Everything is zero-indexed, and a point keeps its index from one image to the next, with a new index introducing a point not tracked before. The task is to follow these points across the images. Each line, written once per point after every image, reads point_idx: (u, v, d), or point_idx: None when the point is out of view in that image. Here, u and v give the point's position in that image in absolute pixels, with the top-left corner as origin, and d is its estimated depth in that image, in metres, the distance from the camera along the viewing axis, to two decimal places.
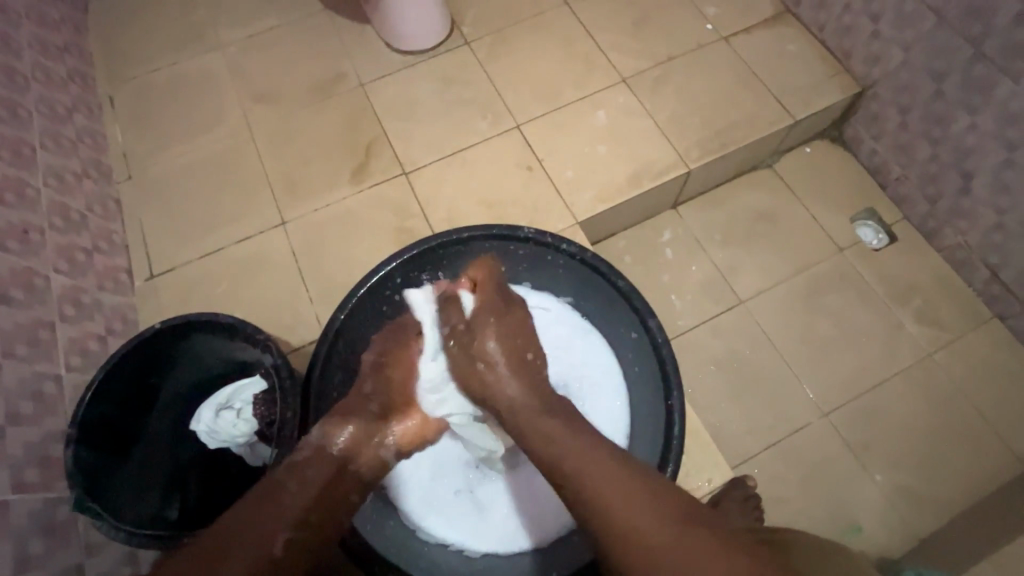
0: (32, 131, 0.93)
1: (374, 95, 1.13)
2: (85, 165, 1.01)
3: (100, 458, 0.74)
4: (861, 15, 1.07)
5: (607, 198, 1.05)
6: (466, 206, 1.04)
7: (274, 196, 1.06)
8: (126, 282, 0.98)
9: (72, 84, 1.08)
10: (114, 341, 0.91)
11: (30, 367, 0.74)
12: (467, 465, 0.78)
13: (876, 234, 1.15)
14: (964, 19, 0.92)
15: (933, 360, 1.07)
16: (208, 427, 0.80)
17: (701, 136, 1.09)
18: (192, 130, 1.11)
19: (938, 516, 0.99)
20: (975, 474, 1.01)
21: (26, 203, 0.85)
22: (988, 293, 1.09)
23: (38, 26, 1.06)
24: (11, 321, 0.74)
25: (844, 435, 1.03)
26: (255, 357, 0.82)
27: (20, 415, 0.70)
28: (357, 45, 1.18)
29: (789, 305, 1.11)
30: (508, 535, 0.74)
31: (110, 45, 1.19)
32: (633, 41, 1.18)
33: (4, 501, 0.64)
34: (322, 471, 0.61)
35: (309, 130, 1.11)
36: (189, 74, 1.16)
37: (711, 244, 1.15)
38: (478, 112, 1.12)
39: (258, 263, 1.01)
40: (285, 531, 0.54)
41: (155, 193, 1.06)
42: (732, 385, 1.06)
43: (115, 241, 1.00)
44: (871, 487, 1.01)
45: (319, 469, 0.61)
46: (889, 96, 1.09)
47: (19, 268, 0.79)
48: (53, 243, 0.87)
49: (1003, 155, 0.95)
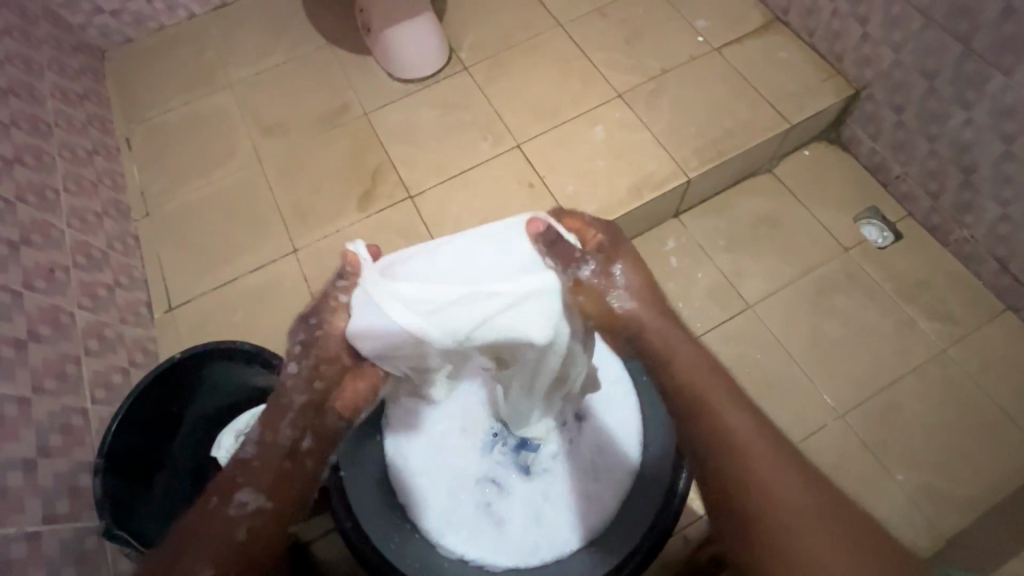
0: (55, 175, 0.97)
1: (378, 122, 1.17)
2: (105, 206, 1.05)
3: (127, 485, 0.75)
4: (849, 19, 1.10)
5: (609, 210, 1.07)
6: (473, 225, 1.07)
7: (285, 224, 1.09)
8: (145, 315, 1.01)
9: (92, 129, 1.13)
10: (136, 372, 0.93)
11: (58, 401, 0.76)
12: (482, 480, 0.80)
13: (880, 232, 1.16)
14: (951, 18, 0.94)
15: (946, 356, 1.07)
16: (227, 453, 0.81)
17: (699, 145, 1.12)
18: (204, 166, 1.15)
19: (964, 515, 0.97)
20: (1000, 470, 1.00)
21: (52, 242, 0.89)
22: (999, 285, 1.09)
23: (59, 76, 1.12)
24: (41, 357, 0.76)
25: (861, 435, 1.03)
26: (271, 382, 0.83)
27: (50, 448, 0.72)
28: (360, 76, 1.22)
29: (796, 307, 1.11)
30: (531, 547, 0.74)
31: (125, 89, 1.24)
32: (627, 57, 1.21)
33: (36, 533, 0.65)
34: (269, 459, 0.64)
35: (319, 160, 1.14)
36: (201, 112, 1.21)
37: (716, 251, 1.16)
38: (479, 134, 1.15)
39: (271, 290, 1.04)
40: (247, 520, 0.60)
41: (171, 228, 1.10)
42: (745, 390, 1.06)
43: (135, 276, 1.03)
44: (895, 487, 0.99)
45: (270, 468, 0.63)
46: (882, 96, 1.11)
47: (46, 306, 0.82)
48: (77, 280, 0.90)
49: (1000, 148, 0.96)
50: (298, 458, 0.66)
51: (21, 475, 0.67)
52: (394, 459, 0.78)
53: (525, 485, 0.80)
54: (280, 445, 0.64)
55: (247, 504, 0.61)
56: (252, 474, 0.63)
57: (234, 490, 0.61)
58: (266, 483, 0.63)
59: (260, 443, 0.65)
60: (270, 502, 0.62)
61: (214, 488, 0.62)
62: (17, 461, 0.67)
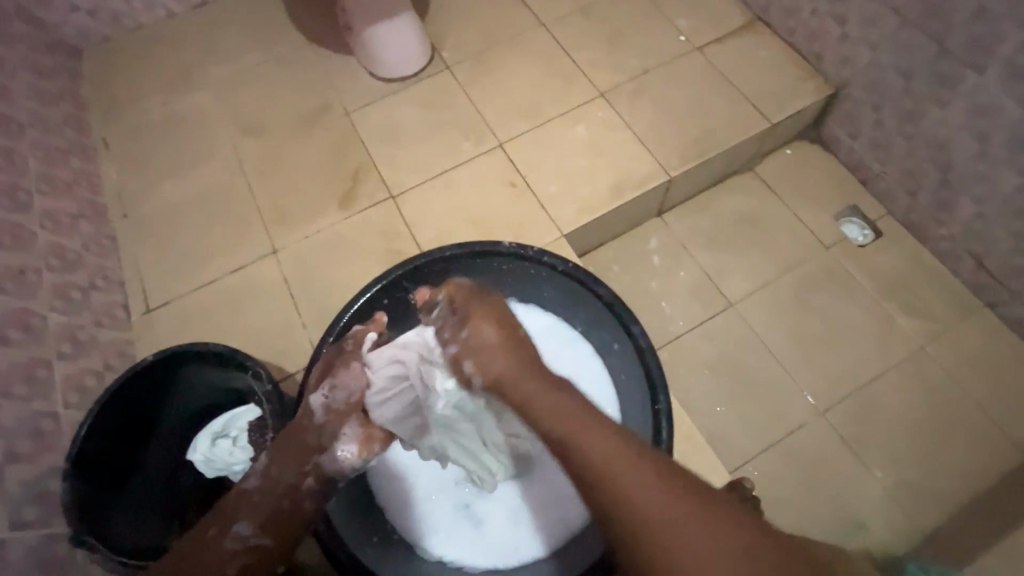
0: (28, 176, 0.95)
1: (359, 122, 1.16)
2: (80, 207, 1.04)
3: (99, 491, 0.74)
4: (828, 19, 1.10)
5: (590, 210, 1.07)
6: (454, 225, 1.06)
7: (265, 225, 1.08)
8: (122, 317, 1.00)
9: (67, 129, 1.11)
10: (112, 375, 0.92)
11: (28, 406, 0.75)
12: (461, 480, 0.79)
13: (861, 230, 1.17)
14: (926, 17, 0.94)
15: (925, 353, 1.08)
16: (204, 456, 0.80)
17: (680, 144, 1.12)
18: (183, 166, 1.14)
19: (942, 511, 0.98)
20: (977, 465, 1.01)
21: (24, 245, 0.87)
22: (976, 282, 1.10)
23: (33, 76, 1.10)
24: (10, 361, 0.75)
25: (841, 432, 1.03)
26: (248, 385, 0.82)
27: (19, 453, 0.71)
28: (341, 75, 1.21)
29: (777, 305, 1.12)
30: (509, 547, 0.75)
31: (102, 89, 1.22)
32: (608, 56, 1.21)
33: (2, 540, 0.64)
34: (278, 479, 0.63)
35: (299, 161, 1.13)
36: (179, 112, 1.19)
37: (698, 249, 1.16)
38: (460, 133, 1.14)
39: (250, 292, 1.03)
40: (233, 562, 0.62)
41: (149, 229, 1.09)
42: (727, 389, 1.07)
43: (111, 278, 1.02)
44: (875, 483, 1.00)
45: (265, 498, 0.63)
46: (860, 96, 1.12)
47: (17, 309, 0.80)
48: (50, 283, 0.89)
49: (975, 146, 0.97)
50: (300, 494, 0.63)
51: None
52: (385, 459, 0.79)
53: (503, 486, 0.78)
54: (280, 480, 0.63)
55: (246, 537, 0.63)
56: (251, 508, 0.63)
57: (231, 523, 0.63)
58: (263, 519, 0.63)
59: (263, 476, 0.64)
60: (268, 537, 0.63)
61: (214, 518, 0.64)
62: None
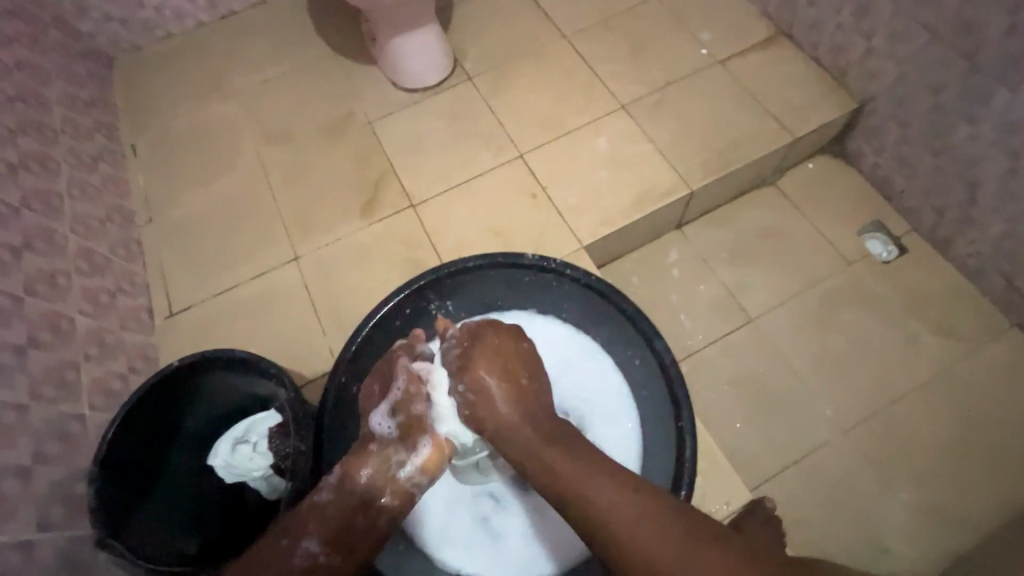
0: (60, 180, 0.98)
1: (382, 131, 1.17)
2: (109, 212, 1.06)
3: (124, 494, 0.75)
4: (853, 33, 1.09)
5: (610, 222, 1.07)
6: (474, 235, 1.07)
7: (287, 232, 1.09)
8: (146, 321, 1.01)
9: (98, 135, 1.14)
10: (136, 379, 0.93)
11: (57, 408, 0.76)
12: (479, 493, 0.79)
13: (885, 246, 1.15)
14: (956, 33, 0.93)
15: (950, 373, 1.06)
16: (225, 462, 0.81)
17: (701, 157, 1.11)
18: (208, 173, 1.16)
19: (970, 537, 0.96)
20: (1005, 491, 0.98)
21: (54, 249, 0.89)
22: (1004, 302, 1.08)
23: (68, 83, 1.13)
24: (41, 364, 0.77)
25: (864, 451, 1.01)
26: (269, 392, 0.83)
27: (47, 455, 0.72)
28: (365, 85, 1.22)
29: (799, 322, 1.11)
30: (529, 561, 0.74)
31: (131, 97, 1.25)
32: (630, 68, 1.21)
33: (29, 541, 0.65)
34: (344, 501, 0.61)
35: (322, 170, 1.14)
36: (206, 120, 1.21)
37: (718, 263, 1.15)
38: (481, 144, 1.15)
39: (271, 297, 1.04)
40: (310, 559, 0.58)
41: (174, 235, 1.10)
42: (747, 405, 1.05)
43: (137, 282, 1.03)
44: (899, 505, 0.98)
45: (345, 506, 0.61)
46: (886, 111, 1.10)
47: (47, 312, 0.82)
48: (79, 287, 0.90)
49: (1006, 163, 0.95)
50: (373, 512, 0.62)
51: (16, 482, 0.66)
52: None
53: (521, 499, 0.78)
54: (352, 492, 0.61)
55: (315, 549, 0.58)
56: (322, 521, 0.59)
57: (302, 534, 0.59)
58: (334, 531, 0.59)
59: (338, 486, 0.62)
60: (338, 556, 0.59)
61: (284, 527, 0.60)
62: (12, 469, 0.66)
